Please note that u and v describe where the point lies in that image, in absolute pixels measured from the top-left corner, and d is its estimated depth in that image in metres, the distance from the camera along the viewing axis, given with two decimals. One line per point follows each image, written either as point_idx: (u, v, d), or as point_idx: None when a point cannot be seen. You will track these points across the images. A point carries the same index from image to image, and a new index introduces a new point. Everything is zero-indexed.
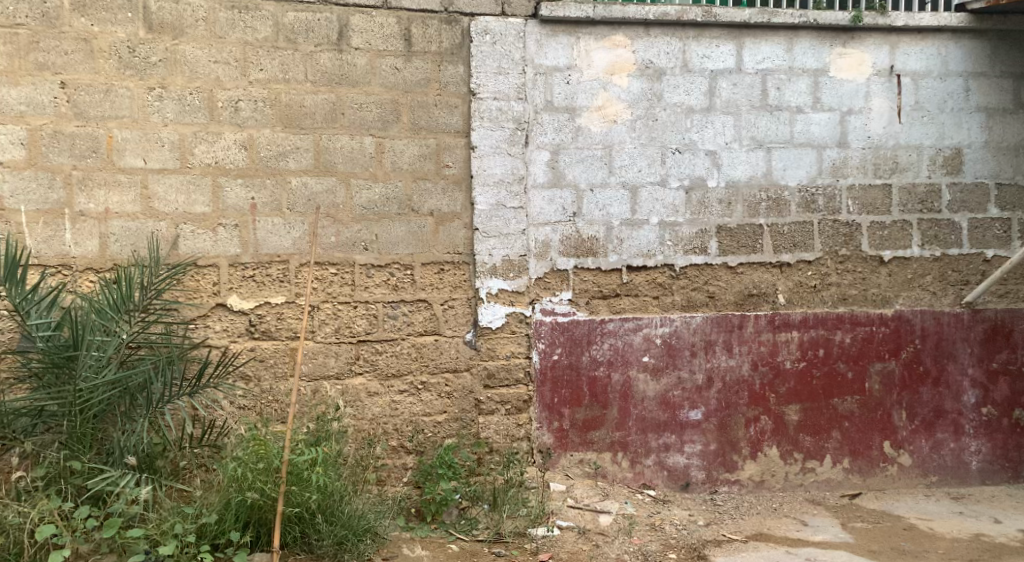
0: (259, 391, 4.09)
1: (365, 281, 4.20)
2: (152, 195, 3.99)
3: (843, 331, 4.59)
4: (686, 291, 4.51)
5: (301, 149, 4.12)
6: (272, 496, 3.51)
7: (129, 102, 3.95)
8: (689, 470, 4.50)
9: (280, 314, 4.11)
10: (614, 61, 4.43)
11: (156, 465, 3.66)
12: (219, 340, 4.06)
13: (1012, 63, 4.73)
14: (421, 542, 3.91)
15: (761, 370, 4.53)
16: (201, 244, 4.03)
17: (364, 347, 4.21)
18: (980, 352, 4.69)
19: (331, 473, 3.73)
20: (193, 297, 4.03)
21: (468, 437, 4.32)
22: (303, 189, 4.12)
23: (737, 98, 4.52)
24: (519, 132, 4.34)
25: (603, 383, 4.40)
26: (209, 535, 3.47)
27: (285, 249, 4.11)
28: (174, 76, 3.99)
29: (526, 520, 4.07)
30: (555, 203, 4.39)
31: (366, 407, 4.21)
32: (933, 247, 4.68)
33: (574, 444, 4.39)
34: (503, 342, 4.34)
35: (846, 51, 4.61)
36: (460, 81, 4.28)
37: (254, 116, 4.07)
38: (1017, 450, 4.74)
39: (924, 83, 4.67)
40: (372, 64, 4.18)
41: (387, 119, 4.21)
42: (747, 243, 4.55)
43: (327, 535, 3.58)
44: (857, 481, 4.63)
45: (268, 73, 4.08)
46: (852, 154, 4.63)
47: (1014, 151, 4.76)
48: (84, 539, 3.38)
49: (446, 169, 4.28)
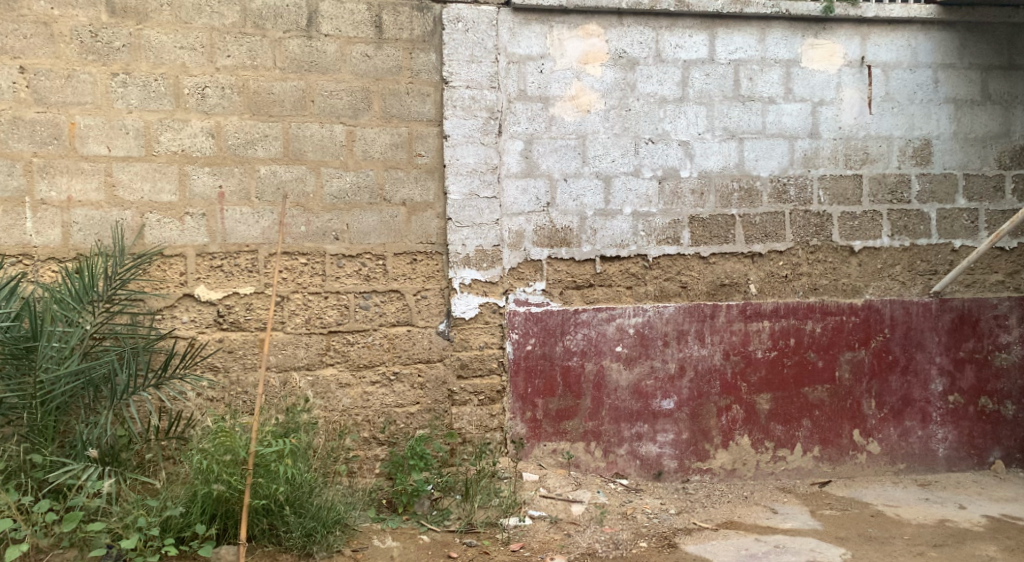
0: (227, 383, 4.02)
1: (336, 271, 4.15)
2: (116, 183, 3.91)
3: (813, 321, 4.61)
4: (658, 281, 4.51)
5: (270, 137, 4.06)
6: (239, 489, 3.46)
7: (92, 88, 3.87)
8: (661, 459, 4.51)
9: (249, 304, 4.04)
10: (587, 50, 4.41)
11: (121, 458, 3.61)
12: (187, 331, 3.99)
13: (979, 55, 4.77)
14: (392, 533, 3.88)
15: (733, 360, 4.55)
16: (167, 233, 3.96)
17: (335, 338, 4.17)
18: (947, 341, 4.74)
19: (300, 464, 3.69)
20: (160, 287, 3.96)
21: (441, 428, 4.29)
22: (272, 177, 4.06)
23: (710, 89, 4.52)
24: (492, 122, 4.30)
25: (576, 372, 4.39)
26: (174, 529, 3.41)
27: (253, 239, 4.05)
28: (138, 62, 3.91)
29: (498, 510, 4.05)
30: (528, 193, 4.36)
31: (337, 398, 4.18)
32: (902, 237, 4.72)
33: (547, 434, 4.39)
34: (476, 333, 4.31)
35: (818, 42, 4.63)
36: (432, 69, 4.24)
37: (221, 103, 4.00)
38: (983, 437, 4.80)
39: (894, 75, 4.70)
40: (342, 52, 4.12)
41: (358, 106, 4.16)
42: (719, 233, 4.56)
43: (295, 527, 3.54)
44: (827, 468, 4.68)
45: (235, 59, 4.01)
46: (823, 144, 4.65)
47: (982, 143, 4.80)
48: (43, 533, 3.30)
49: (418, 158, 4.24)
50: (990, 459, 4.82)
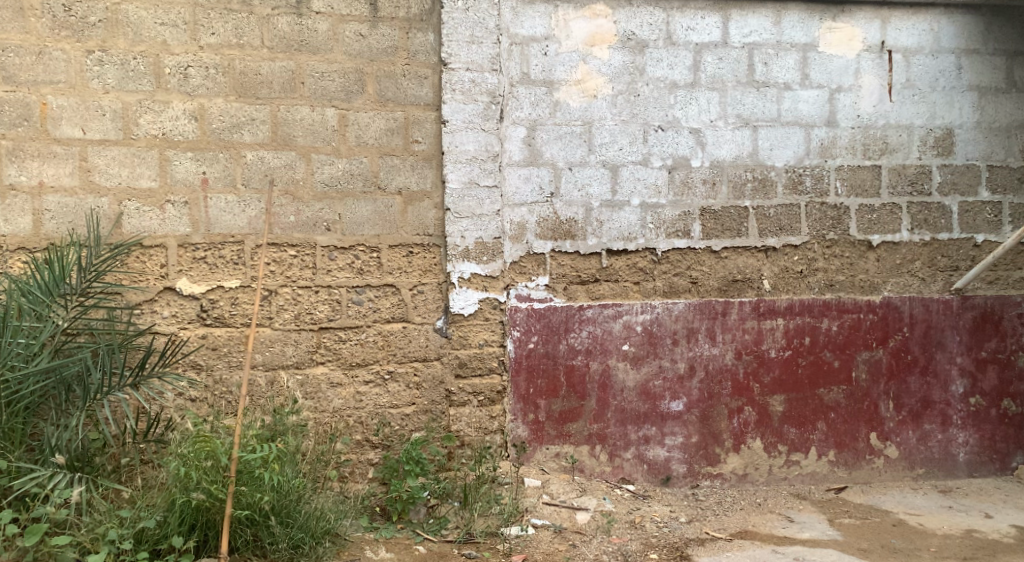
0: (210, 382, 3.78)
1: (328, 264, 3.92)
2: (92, 168, 3.67)
3: (829, 319, 4.38)
4: (667, 276, 4.27)
5: (257, 121, 3.81)
6: (221, 498, 3.19)
7: (65, 65, 3.63)
8: (669, 463, 4.28)
9: (234, 299, 3.80)
10: (594, 32, 4.17)
11: (94, 463, 3.40)
12: (167, 327, 3.74)
13: (1005, 41, 4.54)
14: (385, 544, 3.63)
15: (745, 359, 4.32)
16: (147, 222, 3.72)
17: (325, 335, 3.93)
18: (968, 341, 4.51)
19: (288, 471, 3.44)
20: (138, 280, 3.71)
21: (438, 430, 4.06)
22: (259, 163, 3.82)
23: (723, 74, 4.29)
24: (494, 106, 4.06)
25: (581, 372, 4.16)
26: (149, 540, 3.15)
27: (239, 229, 3.81)
28: (115, 38, 3.67)
29: (498, 519, 3.81)
30: (531, 182, 4.13)
31: (328, 399, 3.94)
32: (923, 231, 4.49)
33: (550, 437, 4.15)
34: (476, 330, 4.07)
35: (836, 26, 4.39)
36: (430, 50, 4.00)
37: (205, 84, 3.75)
38: (1005, 441, 4.57)
39: (916, 60, 4.47)
40: (335, 30, 3.88)
41: (351, 88, 3.91)
42: (731, 226, 4.32)
43: (282, 539, 3.28)
44: (843, 474, 4.44)
45: (220, 37, 3.76)
46: (841, 133, 4.41)
47: (1007, 132, 4.56)
48: (4, 547, 3.05)
49: (415, 145, 4.00)
50: (1013, 465, 4.58)
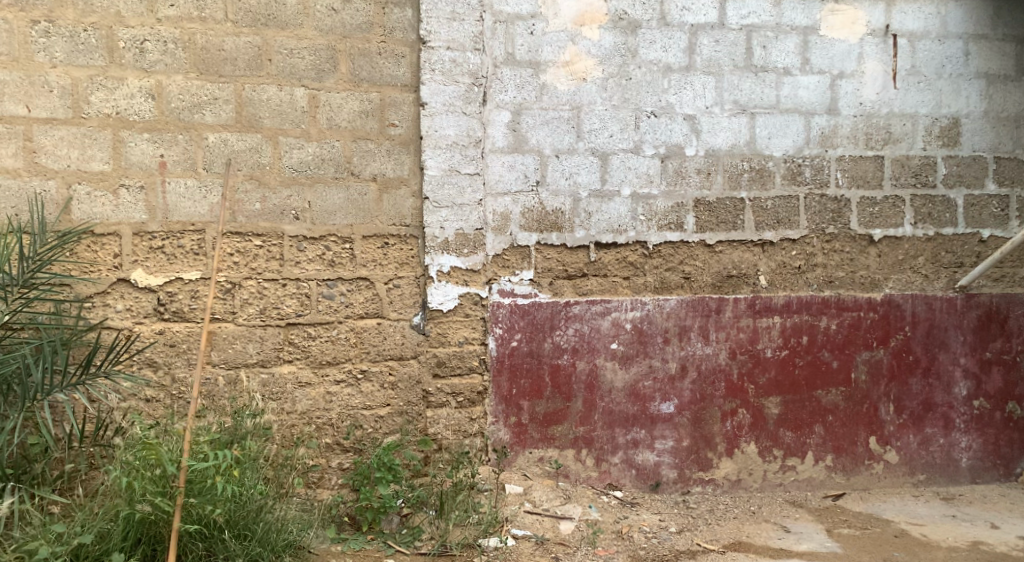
0: (167, 382, 3.52)
1: (296, 255, 3.66)
2: (37, 149, 3.40)
3: (828, 317, 4.15)
4: (658, 271, 4.03)
5: (219, 100, 3.55)
6: (167, 511, 2.94)
7: (8, 36, 3.36)
8: (659, 468, 4.05)
9: (194, 292, 3.54)
10: (583, 10, 3.92)
11: (34, 471, 3.21)
12: (120, 322, 3.48)
13: (1015, 26, 4.31)
14: (354, 556, 3.38)
15: (739, 359, 4.08)
16: (99, 209, 3.46)
17: (294, 331, 3.68)
18: (973, 341, 4.29)
19: (246, 479, 3.21)
20: (89, 270, 3.45)
21: (414, 433, 3.81)
22: (222, 146, 3.56)
23: (719, 57, 4.04)
24: (476, 88, 3.80)
25: (567, 372, 3.92)
26: (88, 557, 2.90)
27: (200, 217, 3.54)
28: (63, 9, 3.40)
29: (477, 529, 3.55)
30: (515, 170, 3.87)
31: (296, 399, 3.69)
32: (926, 225, 4.26)
33: (533, 441, 3.91)
34: (455, 327, 3.82)
35: (839, 8, 4.15)
36: (407, 27, 3.74)
37: (163, 60, 3.49)
38: (1010, 446, 4.35)
39: (922, 45, 4.23)
40: (305, 4, 3.62)
41: (322, 67, 3.65)
42: (727, 219, 4.08)
43: (238, 553, 3.03)
44: (841, 480, 4.22)
45: (180, 9, 3.50)
46: (842, 122, 4.17)
47: (1015, 122, 4.34)
48: None
49: (391, 128, 3.74)
50: (1017, 470, 4.36)
